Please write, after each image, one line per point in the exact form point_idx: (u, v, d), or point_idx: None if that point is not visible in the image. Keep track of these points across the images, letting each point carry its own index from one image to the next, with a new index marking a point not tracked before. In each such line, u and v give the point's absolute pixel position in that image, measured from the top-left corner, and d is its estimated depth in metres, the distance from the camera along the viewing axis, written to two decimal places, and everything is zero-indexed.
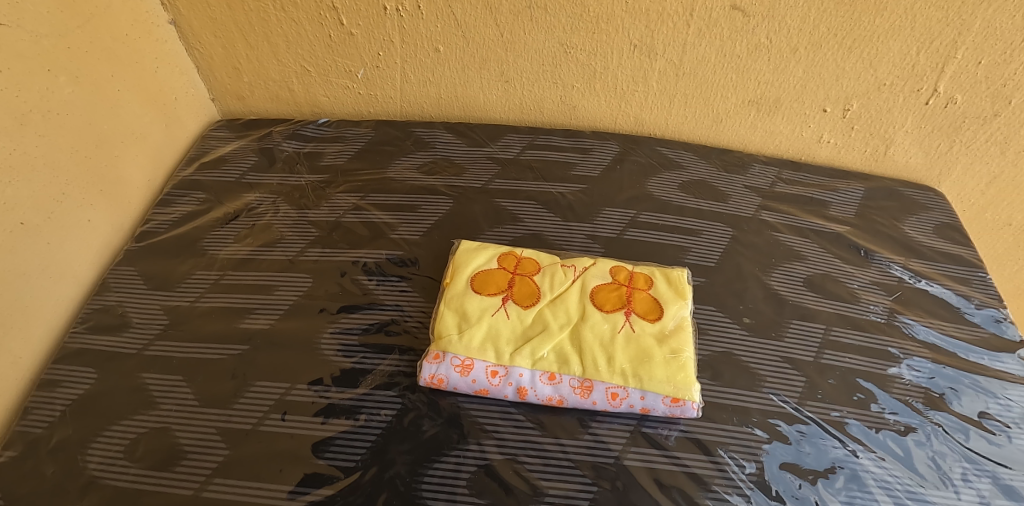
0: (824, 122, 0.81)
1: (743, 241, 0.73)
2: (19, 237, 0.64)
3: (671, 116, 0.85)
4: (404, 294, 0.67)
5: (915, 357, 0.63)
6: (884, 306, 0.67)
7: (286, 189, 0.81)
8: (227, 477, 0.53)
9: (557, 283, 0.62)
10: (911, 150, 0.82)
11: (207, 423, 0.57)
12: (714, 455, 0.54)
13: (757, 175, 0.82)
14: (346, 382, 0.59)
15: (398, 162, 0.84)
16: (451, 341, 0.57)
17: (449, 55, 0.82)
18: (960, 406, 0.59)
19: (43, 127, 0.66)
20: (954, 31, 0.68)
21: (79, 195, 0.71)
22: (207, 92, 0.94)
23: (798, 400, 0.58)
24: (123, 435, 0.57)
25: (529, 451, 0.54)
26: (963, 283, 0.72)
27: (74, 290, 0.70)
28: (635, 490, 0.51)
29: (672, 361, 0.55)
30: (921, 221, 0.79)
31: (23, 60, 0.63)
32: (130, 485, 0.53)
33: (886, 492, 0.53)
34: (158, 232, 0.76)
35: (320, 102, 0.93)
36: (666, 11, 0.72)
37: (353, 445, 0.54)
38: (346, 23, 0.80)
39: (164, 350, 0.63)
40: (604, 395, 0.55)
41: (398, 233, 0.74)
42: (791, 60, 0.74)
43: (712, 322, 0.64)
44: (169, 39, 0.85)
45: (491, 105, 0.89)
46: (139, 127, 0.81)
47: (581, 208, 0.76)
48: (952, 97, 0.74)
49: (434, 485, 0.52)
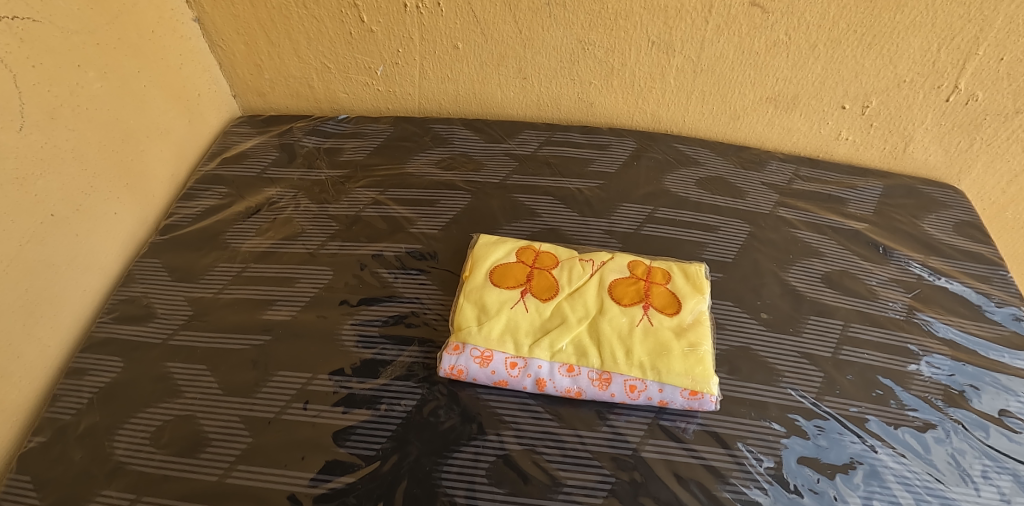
0: (842, 120, 0.81)
1: (760, 237, 0.73)
2: (50, 228, 0.65)
3: (688, 113, 0.85)
4: (423, 287, 0.68)
5: (934, 354, 0.62)
6: (903, 303, 0.67)
7: (307, 184, 0.82)
8: (250, 464, 0.54)
9: (574, 277, 0.62)
10: (931, 148, 0.81)
11: (229, 411, 0.58)
12: (732, 448, 0.54)
13: (774, 173, 0.82)
14: (366, 373, 0.60)
15: (417, 158, 0.85)
16: (470, 333, 0.58)
17: (468, 52, 0.83)
18: (980, 404, 0.59)
19: (73, 122, 0.68)
20: (976, 27, 0.68)
21: (106, 187, 0.73)
22: (228, 89, 0.95)
23: (816, 396, 0.58)
24: (149, 422, 0.58)
25: (547, 442, 0.54)
26: (984, 281, 0.71)
27: (101, 280, 0.72)
28: (654, 481, 0.52)
29: (691, 354, 0.56)
30: (941, 219, 0.78)
31: (54, 55, 0.65)
32: (156, 471, 0.55)
33: (906, 488, 0.53)
34: (181, 225, 0.78)
35: (340, 99, 0.94)
36: (685, 7, 0.72)
37: (374, 434, 0.55)
38: (366, 21, 0.81)
39: (187, 340, 0.64)
40: (622, 387, 0.55)
41: (417, 227, 0.75)
42: (810, 56, 0.74)
43: (729, 317, 0.64)
44: (193, 36, 0.86)
45: (509, 101, 0.90)
46: (164, 123, 0.82)
47: (599, 203, 0.77)
48: (973, 94, 0.74)
49: (453, 474, 0.52)
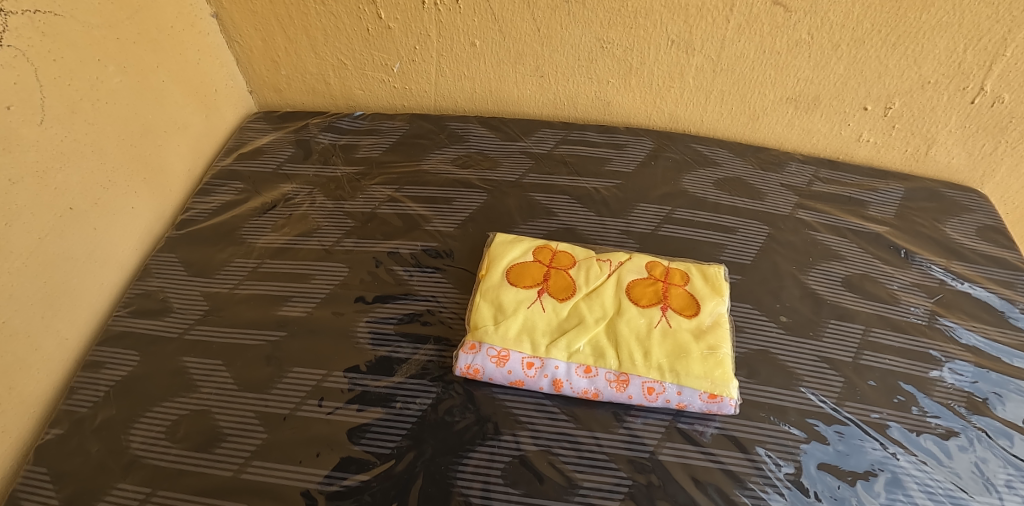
0: (864, 121, 0.80)
1: (780, 239, 0.72)
2: (68, 222, 0.65)
3: (706, 113, 0.84)
4: (438, 285, 0.67)
5: (957, 360, 0.61)
6: (925, 308, 0.66)
7: (322, 180, 0.82)
8: (265, 460, 0.54)
9: (591, 277, 0.62)
10: (954, 151, 0.80)
11: (244, 406, 0.58)
12: (752, 453, 0.53)
13: (793, 174, 0.81)
14: (381, 370, 0.60)
15: (432, 155, 0.85)
16: (486, 332, 0.57)
17: (485, 49, 0.82)
18: (1004, 412, 0.58)
19: (93, 116, 0.68)
20: (1004, 27, 0.67)
21: (123, 182, 0.73)
22: (245, 85, 0.95)
23: (836, 401, 0.57)
24: (165, 416, 0.58)
25: (563, 444, 0.54)
26: (1008, 287, 0.70)
27: (118, 275, 0.72)
28: (671, 485, 0.51)
29: (710, 357, 0.55)
30: (964, 223, 0.77)
31: (75, 49, 0.65)
32: (171, 465, 0.55)
33: (927, 496, 0.52)
34: (198, 220, 0.78)
35: (356, 96, 0.94)
36: (706, 6, 0.71)
37: (388, 432, 0.55)
38: (384, 17, 0.81)
39: (203, 335, 0.65)
40: (640, 389, 0.55)
41: (433, 224, 0.74)
42: (832, 56, 0.73)
43: (748, 320, 0.63)
44: (211, 31, 0.86)
45: (525, 100, 0.89)
46: (181, 119, 0.83)
47: (615, 203, 0.76)
48: (999, 96, 0.72)
49: (469, 474, 0.52)
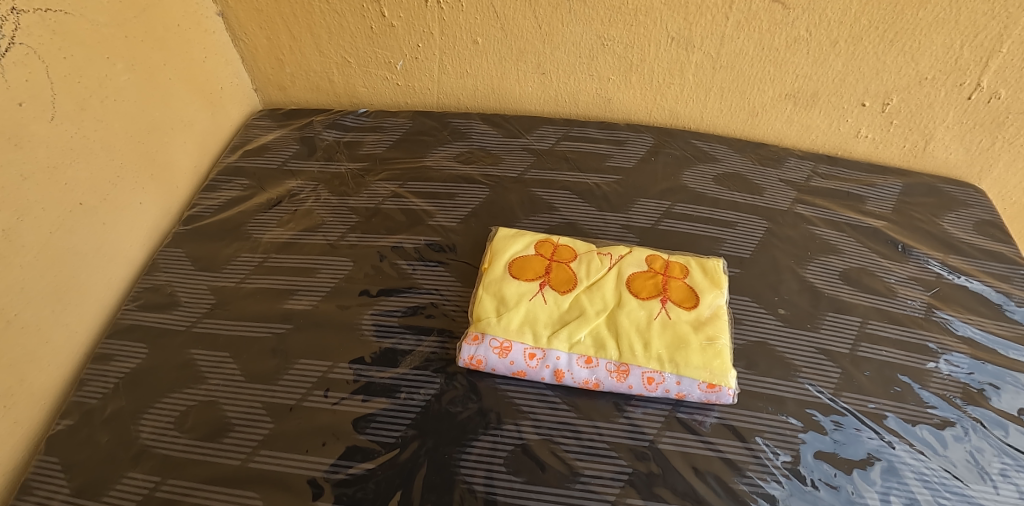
0: (862, 117, 0.80)
1: (779, 234, 0.73)
2: (78, 217, 0.67)
3: (706, 109, 0.85)
4: (442, 279, 0.68)
5: (953, 352, 0.62)
6: (922, 301, 0.67)
7: (327, 177, 0.83)
8: (272, 449, 0.55)
9: (592, 270, 0.63)
10: (952, 147, 0.81)
11: (252, 397, 0.59)
12: (750, 442, 0.54)
13: (792, 169, 0.82)
14: (385, 361, 0.61)
15: (435, 152, 0.86)
16: (489, 323, 0.58)
17: (487, 47, 0.83)
18: (999, 402, 0.59)
19: (101, 113, 0.69)
20: (1000, 24, 0.68)
21: (131, 178, 0.74)
22: (250, 83, 0.97)
23: (833, 391, 0.58)
24: (174, 407, 0.59)
25: (565, 433, 0.55)
26: (1004, 281, 0.70)
27: (126, 269, 0.73)
28: (671, 473, 0.52)
29: (708, 348, 0.56)
30: (961, 218, 0.78)
31: (84, 47, 0.67)
32: (180, 454, 0.56)
33: (923, 484, 0.53)
34: (204, 216, 0.79)
35: (360, 93, 0.95)
36: (705, 4, 0.72)
37: (393, 421, 0.56)
38: (387, 15, 0.82)
39: (211, 328, 0.66)
40: (640, 379, 0.56)
41: (436, 219, 0.75)
42: (830, 53, 0.74)
43: (747, 313, 0.64)
44: (217, 30, 0.88)
45: (527, 97, 0.90)
46: (188, 116, 0.84)
47: (616, 198, 0.77)
48: (996, 92, 0.73)
49: (471, 463, 0.53)
